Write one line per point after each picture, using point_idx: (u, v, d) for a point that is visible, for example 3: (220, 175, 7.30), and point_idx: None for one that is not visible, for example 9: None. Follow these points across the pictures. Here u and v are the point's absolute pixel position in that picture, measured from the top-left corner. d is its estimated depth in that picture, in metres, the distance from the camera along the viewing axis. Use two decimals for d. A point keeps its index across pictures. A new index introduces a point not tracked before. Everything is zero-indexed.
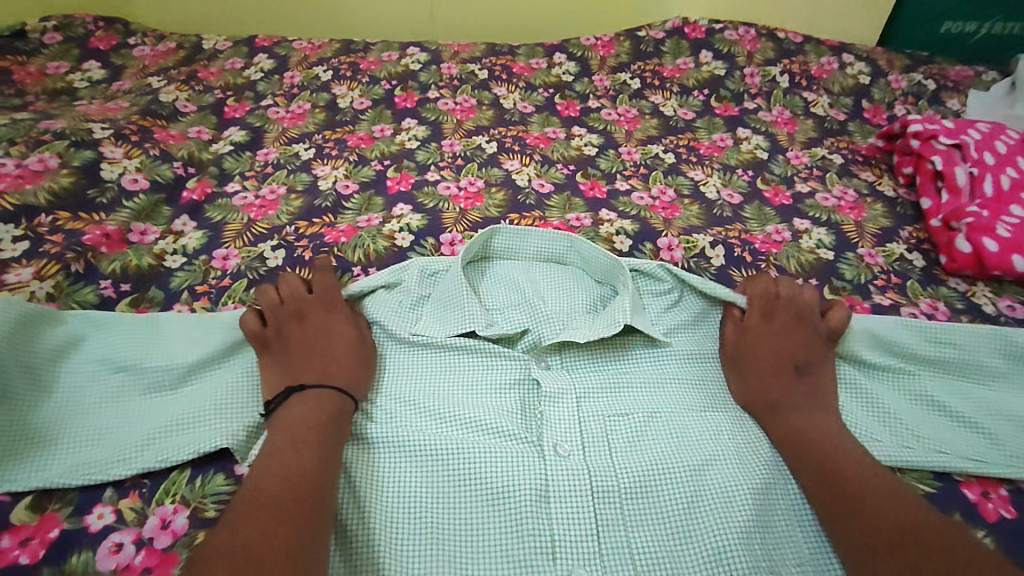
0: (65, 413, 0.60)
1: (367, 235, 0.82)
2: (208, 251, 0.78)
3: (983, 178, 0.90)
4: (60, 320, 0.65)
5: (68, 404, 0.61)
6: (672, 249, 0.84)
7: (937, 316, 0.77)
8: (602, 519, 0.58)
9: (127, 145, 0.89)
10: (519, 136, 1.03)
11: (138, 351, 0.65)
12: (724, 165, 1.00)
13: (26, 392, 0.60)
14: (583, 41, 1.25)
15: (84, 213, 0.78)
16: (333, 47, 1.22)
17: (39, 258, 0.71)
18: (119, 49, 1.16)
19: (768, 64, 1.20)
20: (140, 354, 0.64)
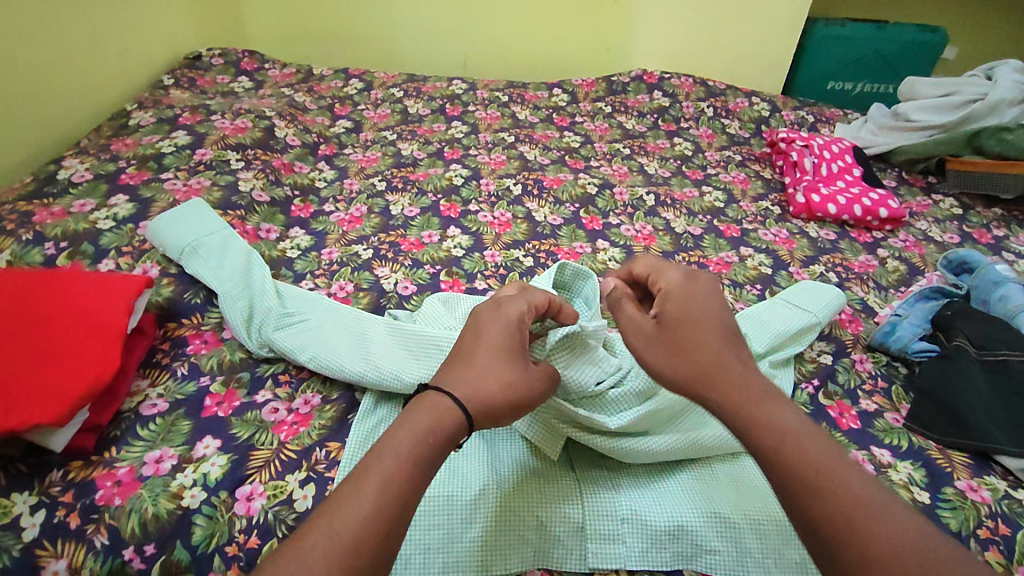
0: (299, 342, 0.83)
1: (435, 178, 1.33)
2: (340, 180, 1.28)
3: (820, 165, 1.43)
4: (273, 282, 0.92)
5: (294, 337, 0.84)
6: (622, 195, 1.35)
7: (779, 236, 1.28)
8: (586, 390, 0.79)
9: (287, 121, 1.39)
10: (530, 134, 1.56)
11: (312, 313, 0.88)
12: (662, 157, 1.53)
13: (270, 317, 0.86)
14: (574, 82, 1.81)
15: (270, 152, 1.27)
16: (402, 77, 1.77)
17: (253, 169, 1.19)
18: (259, 70, 1.70)
19: (700, 101, 1.76)
20: (313, 316, 0.87)
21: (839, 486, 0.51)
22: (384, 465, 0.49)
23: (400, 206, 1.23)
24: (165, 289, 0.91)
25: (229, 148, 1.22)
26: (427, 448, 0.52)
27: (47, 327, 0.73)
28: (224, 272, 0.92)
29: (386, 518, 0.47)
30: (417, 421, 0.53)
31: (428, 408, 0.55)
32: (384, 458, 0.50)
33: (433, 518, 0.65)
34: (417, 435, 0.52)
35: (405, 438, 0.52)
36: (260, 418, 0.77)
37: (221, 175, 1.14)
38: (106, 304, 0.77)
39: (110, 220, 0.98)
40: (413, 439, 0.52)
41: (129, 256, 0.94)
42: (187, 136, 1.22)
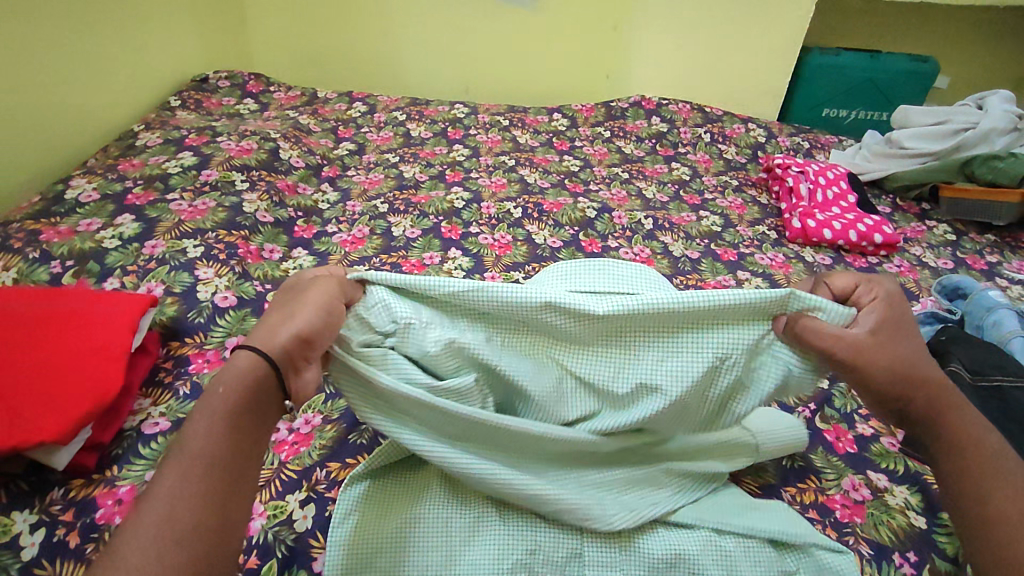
0: None
1: (437, 201, 1.35)
2: (343, 202, 1.30)
3: (816, 191, 1.45)
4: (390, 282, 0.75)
5: None
6: (620, 218, 1.37)
7: (776, 260, 1.29)
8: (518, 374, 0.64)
9: (292, 143, 1.42)
10: (530, 157, 1.58)
11: None
12: (660, 181, 1.55)
13: None
14: (573, 107, 1.84)
15: (275, 174, 1.29)
16: (405, 101, 1.80)
17: (259, 190, 1.21)
18: (264, 93, 1.73)
19: (697, 127, 1.79)
20: None
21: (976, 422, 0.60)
22: (199, 434, 0.47)
23: (402, 228, 1.24)
24: (169, 308, 0.91)
25: (234, 169, 1.24)
26: (241, 404, 0.49)
27: (53, 346, 0.74)
28: None
29: (204, 481, 0.44)
30: (213, 382, 0.50)
31: (227, 367, 0.51)
32: (198, 427, 0.47)
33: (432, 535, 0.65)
34: (215, 395, 0.49)
35: (204, 405, 0.48)
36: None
37: (226, 196, 1.16)
38: (111, 323, 0.78)
39: (116, 239, 0.99)
40: (205, 401, 0.48)
41: (134, 274, 0.95)
42: (193, 156, 1.25)
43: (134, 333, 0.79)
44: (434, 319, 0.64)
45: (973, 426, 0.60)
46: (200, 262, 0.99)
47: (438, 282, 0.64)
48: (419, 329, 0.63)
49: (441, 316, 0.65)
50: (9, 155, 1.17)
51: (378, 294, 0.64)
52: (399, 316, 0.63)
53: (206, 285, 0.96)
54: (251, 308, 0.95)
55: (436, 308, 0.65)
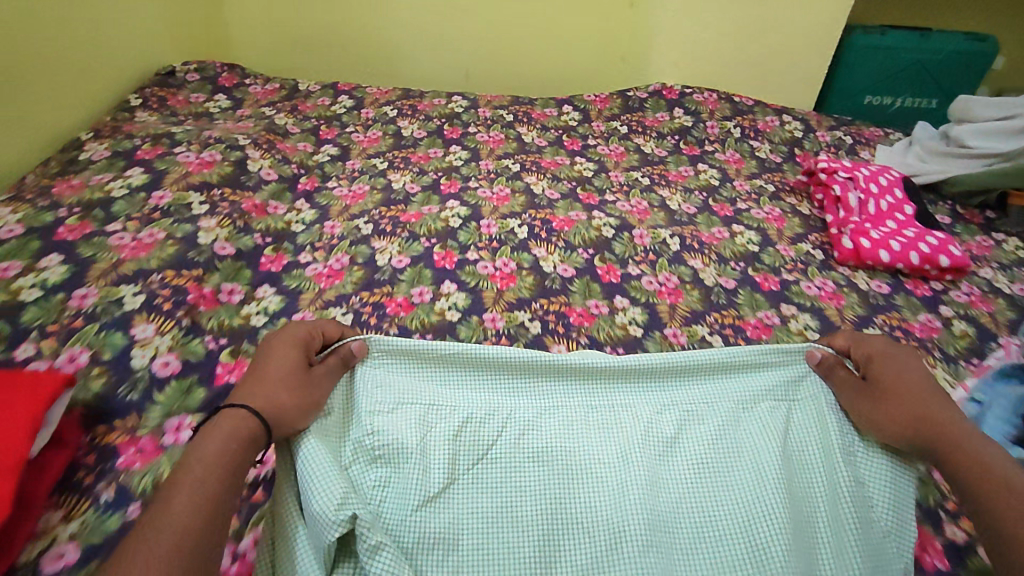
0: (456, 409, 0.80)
1: (429, 218, 1.16)
2: (320, 223, 1.12)
3: (867, 202, 1.25)
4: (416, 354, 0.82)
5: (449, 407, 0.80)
6: (642, 238, 1.18)
7: (824, 289, 1.11)
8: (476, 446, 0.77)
9: (262, 150, 1.23)
10: (536, 161, 1.39)
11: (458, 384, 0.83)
12: (686, 188, 1.36)
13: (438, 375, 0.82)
14: (586, 97, 1.63)
15: (239, 191, 1.11)
16: (396, 93, 1.60)
17: (218, 215, 1.03)
18: (239, 86, 1.55)
19: (726, 120, 1.59)
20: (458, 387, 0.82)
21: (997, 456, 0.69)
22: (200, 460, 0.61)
23: (388, 255, 1.07)
24: (94, 381, 0.75)
25: (191, 188, 1.06)
26: (234, 459, 0.63)
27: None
28: (425, 366, 0.83)
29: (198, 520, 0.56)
30: (217, 438, 0.63)
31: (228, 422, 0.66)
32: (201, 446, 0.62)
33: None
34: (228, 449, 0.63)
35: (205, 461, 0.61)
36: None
37: (179, 224, 0.98)
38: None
39: (37, 288, 0.83)
40: (220, 442, 0.63)
41: (56, 336, 0.79)
42: (143, 174, 1.06)
43: (36, 429, 0.62)
44: (429, 374, 0.83)
45: (948, 434, 0.72)
46: (139, 315, 0.83)
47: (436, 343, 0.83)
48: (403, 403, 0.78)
49: (431, 377, 0.83)
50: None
51: (380, 363, 0.82)
52: (393, 378, 0.81)
53: (143, 348, 0.80)
54: (197, 377, 0.79)
55: (426, 367, 0.83)
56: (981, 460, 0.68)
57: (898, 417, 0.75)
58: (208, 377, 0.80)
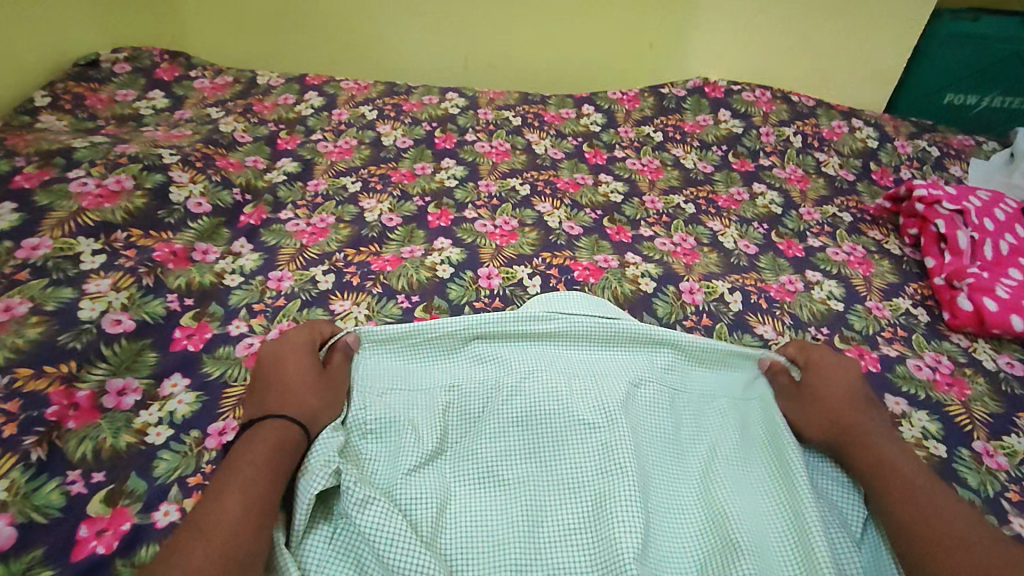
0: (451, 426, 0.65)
1: (411, 266, 0.88)
2: (265, 273, 0.84)
3: (982, 243, 0.96)
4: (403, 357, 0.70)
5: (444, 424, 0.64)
6: (693, 293, 0.89)
7: (939, 369, 0.84)
8: (462, 460, 0.62)
9: (193, 169, 0.94)
10: (550, 180, 1.10)
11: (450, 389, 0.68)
12: (742, 218, 1.07)
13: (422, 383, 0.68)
14: (610, 95, 1.33)
15: (155, 232, 0.82)
16: (377, 89, 1.30)
17: (116, 271, 0.75)
18: (181, 80, 1.25)
19: (783, 125, 1.29)
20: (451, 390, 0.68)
21: (974, 526, 0.57)
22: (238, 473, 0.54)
23: (353, 323, 0.79)
24: None
25: (82, 232, 0.77)
26: (280, 458, 0.57)
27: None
28: (408, 376, 0.69)
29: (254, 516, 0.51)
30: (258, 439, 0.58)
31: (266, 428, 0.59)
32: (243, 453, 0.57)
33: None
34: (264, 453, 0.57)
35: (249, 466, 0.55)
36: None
37: (56, 288, 0.70)
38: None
39: None
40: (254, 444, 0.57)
41: None
42: (15, 209, 0.77)
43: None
44: (414, 380, 0.69)
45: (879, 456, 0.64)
46: None
47: (424, 335, 0.71)
48: (388, 425, 0.63)
49: (413, 381, 0.69)
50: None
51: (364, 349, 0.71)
52: (378, 368, 0.69)
53: None
54: (42, 550, 0.51)
55: (407, 370, 0.70)
56: (956, 533, 0.56)
57: (821, 420, 0.69)
58: (62, 548, 0.52)
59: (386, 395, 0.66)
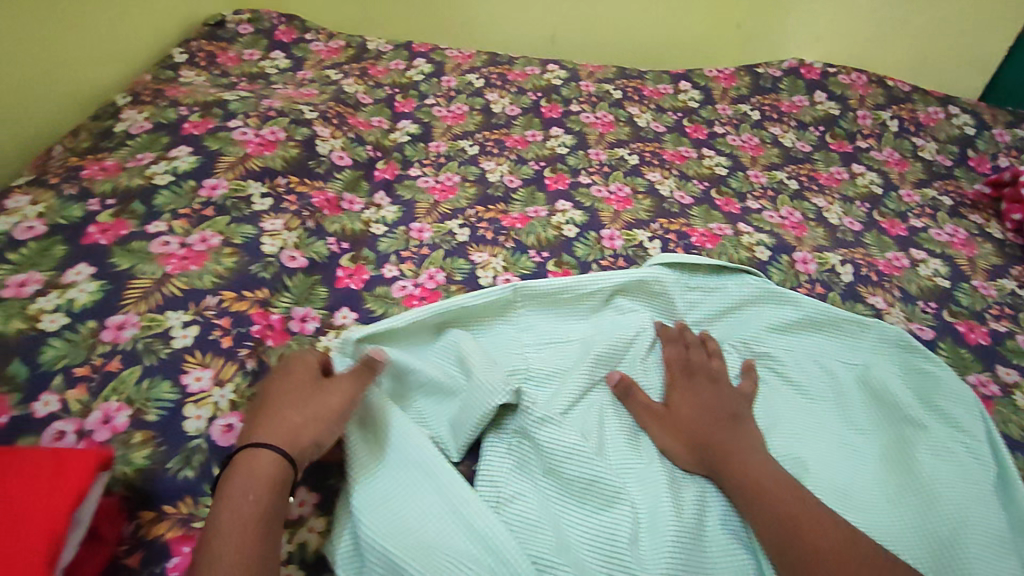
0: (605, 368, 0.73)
1: (538, 224, 0.93)
2: (405, 224, 0.91)
3: None
4: (544, 311, 0.78)
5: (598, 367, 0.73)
6: (806, 263, 0.93)
7: None
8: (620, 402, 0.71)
9: (331, 126, 1.00)
10: (657, 151, 1.14)
11: (597, 337, 0.76)
12: (844, 197, 1.10)
13: (569, 335, 0.77)
14: (706, 72, 1.36)
15: (309, 180, 0.89)
16: (482, 58, 1.35)
17: (284, 213, 0.82)
18: (298, 42, 1.31)
19: (879, 109, 1.31)
20: (598, 337, 0.76)
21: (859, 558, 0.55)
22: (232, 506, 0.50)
23: (492, 272, 0.85)
24: (137, 453, 0.56)
25: (250, 176, 0.84)
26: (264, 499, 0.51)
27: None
28: (556, 328, 0.78)
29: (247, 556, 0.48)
30: (236, 491, 0.51)
31: (241, 463, 0.53)
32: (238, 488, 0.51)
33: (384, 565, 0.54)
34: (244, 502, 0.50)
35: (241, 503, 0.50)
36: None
37: (238, 224, 0.77)
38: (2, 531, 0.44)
39: (60, 315, 0.63)
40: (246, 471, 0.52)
41: (85, 385, 0.59)
42: (192, 154, 0.84)
43: (61, 540, 0.45)
44: (560, 333, 0.77)
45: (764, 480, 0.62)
46: (192, 356, 0.63)
47: (566, 286, 0.79)
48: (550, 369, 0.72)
49: (558, 332, 0.77)
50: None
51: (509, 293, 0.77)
52: (525, 318, 0.77)
53: (200, 406, 0.60)
54: None
55: (552, 322, 0.78)
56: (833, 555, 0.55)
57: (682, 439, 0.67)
58: None
59: (536, 344, 0.75)
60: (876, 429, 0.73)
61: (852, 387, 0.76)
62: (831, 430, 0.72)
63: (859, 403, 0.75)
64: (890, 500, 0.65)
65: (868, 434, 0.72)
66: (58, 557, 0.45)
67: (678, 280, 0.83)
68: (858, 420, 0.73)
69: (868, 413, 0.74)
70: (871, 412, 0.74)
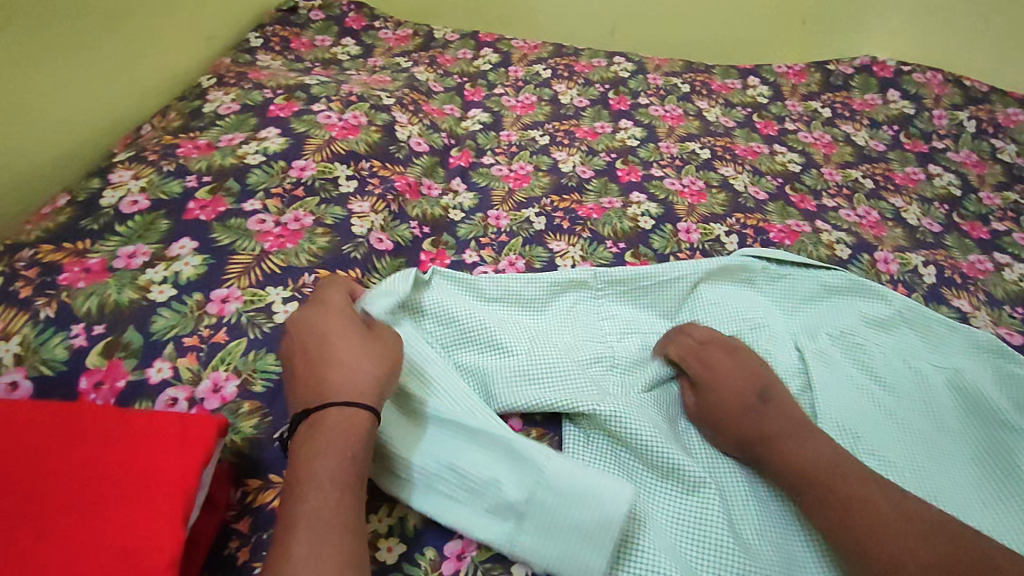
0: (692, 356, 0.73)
1: (614, 215, 0.93)
2: (483, 211, 0.91)
3: None
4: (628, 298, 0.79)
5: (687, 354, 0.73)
6: (887, 263, 0.91)
7: None
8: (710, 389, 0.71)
9: (408, 112, 1.01)
10: (728, 146, 1.12)
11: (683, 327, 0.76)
12: (922, 197, 1.07)
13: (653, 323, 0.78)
14: (775, 68, 1.34)
15: (390, 164, 0.90)
16: (548, 49, 1.35)
17: (370, 196, 0.83)
18: (367, 30, 1.32)
19: (956, 109, 1.27)
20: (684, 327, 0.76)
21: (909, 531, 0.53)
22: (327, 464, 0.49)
23: (571, 261, 0.85)
24: (246, 423, 0.57)
25: (336, 158, 0.85)
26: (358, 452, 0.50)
27: (23, 546, 0.42)
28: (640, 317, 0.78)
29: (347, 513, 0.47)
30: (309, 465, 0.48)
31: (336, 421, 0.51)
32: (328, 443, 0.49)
33: (450, 496, 0.57)
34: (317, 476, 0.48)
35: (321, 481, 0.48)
36: (438, 573, 0.53)
37: (328, 206, 0.79)
38: (138, 488, 0.46)
39: (168, 286, 0.65)
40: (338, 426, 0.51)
41: (194, 355, 0.60)
42: (281, 136, 0.86)
43: (192, 499, 0.47)
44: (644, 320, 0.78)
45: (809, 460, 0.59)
46: None
47: (651, 276, 0.79)
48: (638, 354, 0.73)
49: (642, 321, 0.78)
50: (46, 121, 0.80)
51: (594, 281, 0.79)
52: (609, 305, 0.78)
53: None
54: None
55: (636, 310, 0.79)
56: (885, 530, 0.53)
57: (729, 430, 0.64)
58: None
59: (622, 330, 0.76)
60: (965, 431, 0.71)
61: (940, 387, 0.75)
62: (922, 429, 0.70)
63: (947, 403, 0.74)
64: (982, 503, 0.64)
65: (958, 435, 0.71)
66: (189, 516, 0.47)
67: (759, 276, 0.84)
68: (947, 420, 0.72)
69: (956, 415, 0.73)
70: (960, 414, 0.73)
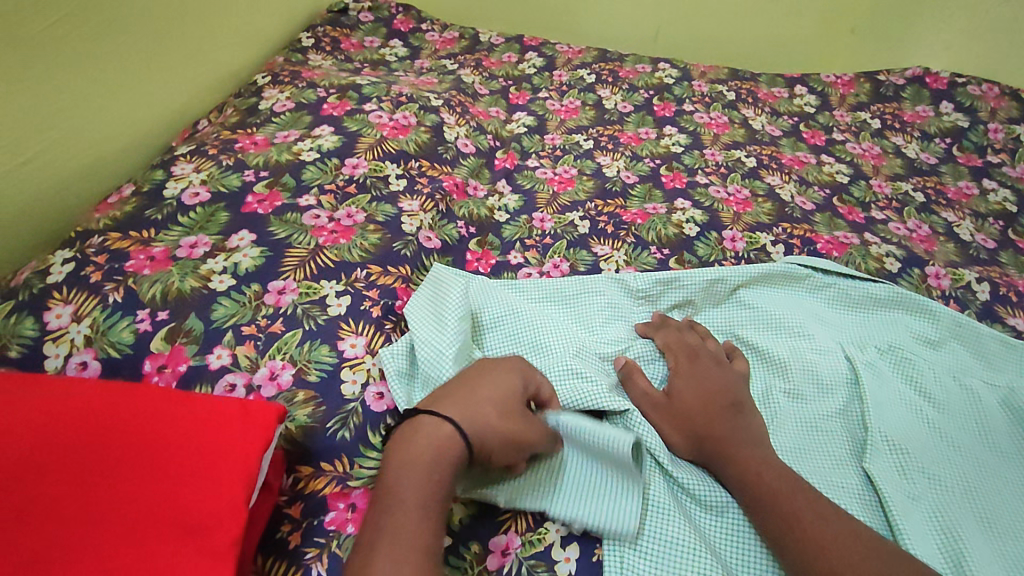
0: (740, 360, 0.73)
1: (659, 221, 0.93)
2: (528, 213, 0.92)
3: None
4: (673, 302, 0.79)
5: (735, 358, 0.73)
6: (939, 278, 0.89)
7: None
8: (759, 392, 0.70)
9: (456, 114, 1.03)
10: (774, 155, 1.11)
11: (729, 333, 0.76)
12: (975, 212, 1.05)
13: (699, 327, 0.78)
14: (823, 77, 1.32)
15: (438, 164, 0.91)
16: (592, 54, 1.35)
17: (419, 195, 0.84)
18: (414, 32, 1.35)
19: (1012, 123, 1.23)
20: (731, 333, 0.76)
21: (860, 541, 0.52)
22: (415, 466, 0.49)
23: (615, 265, 0.85)
24: (300, 410, 0.59)
25: (387, 157, 0.87)
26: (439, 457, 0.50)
27: (99, 515, 0.44)
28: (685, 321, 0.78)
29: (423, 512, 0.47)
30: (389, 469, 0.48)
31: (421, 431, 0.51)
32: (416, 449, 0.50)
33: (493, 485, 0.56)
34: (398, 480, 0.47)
35: (409, 483, 0.47)
36: (483, 567, 0.53)
37: (378, 204, 0.80)
38: (204, 465, 0.48)
39: (228, 276, 0.67)
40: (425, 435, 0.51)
41: (252, 343, 0.62)
42: (334, 134, 0.88)
43: (253, 480, 0.49)
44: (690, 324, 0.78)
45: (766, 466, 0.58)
46: (346, 324, 0.66)
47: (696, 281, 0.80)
48: None
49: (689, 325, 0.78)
50: (114, 113, 0.84)
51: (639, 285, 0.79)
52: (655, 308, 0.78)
53: (355, 371, 0.62)
54: None
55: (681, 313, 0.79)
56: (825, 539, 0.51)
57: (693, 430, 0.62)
58: None
59: None
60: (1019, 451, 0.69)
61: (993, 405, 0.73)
62: (974, 445, 0.69)
63: (1000, 421, 0.72)
64: None
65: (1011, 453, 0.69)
66: (249, 497, 0.49)
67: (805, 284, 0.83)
68: (1000, 439, 0.70)
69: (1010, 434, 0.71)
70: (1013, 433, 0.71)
